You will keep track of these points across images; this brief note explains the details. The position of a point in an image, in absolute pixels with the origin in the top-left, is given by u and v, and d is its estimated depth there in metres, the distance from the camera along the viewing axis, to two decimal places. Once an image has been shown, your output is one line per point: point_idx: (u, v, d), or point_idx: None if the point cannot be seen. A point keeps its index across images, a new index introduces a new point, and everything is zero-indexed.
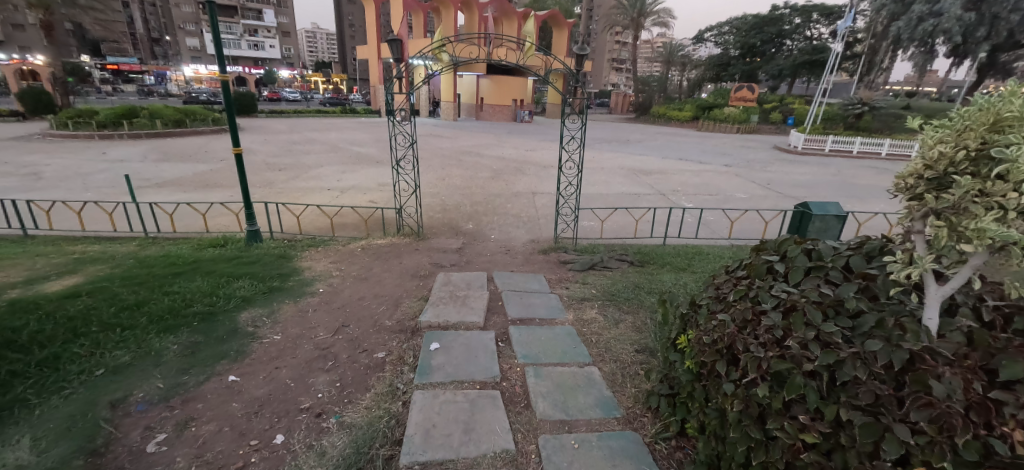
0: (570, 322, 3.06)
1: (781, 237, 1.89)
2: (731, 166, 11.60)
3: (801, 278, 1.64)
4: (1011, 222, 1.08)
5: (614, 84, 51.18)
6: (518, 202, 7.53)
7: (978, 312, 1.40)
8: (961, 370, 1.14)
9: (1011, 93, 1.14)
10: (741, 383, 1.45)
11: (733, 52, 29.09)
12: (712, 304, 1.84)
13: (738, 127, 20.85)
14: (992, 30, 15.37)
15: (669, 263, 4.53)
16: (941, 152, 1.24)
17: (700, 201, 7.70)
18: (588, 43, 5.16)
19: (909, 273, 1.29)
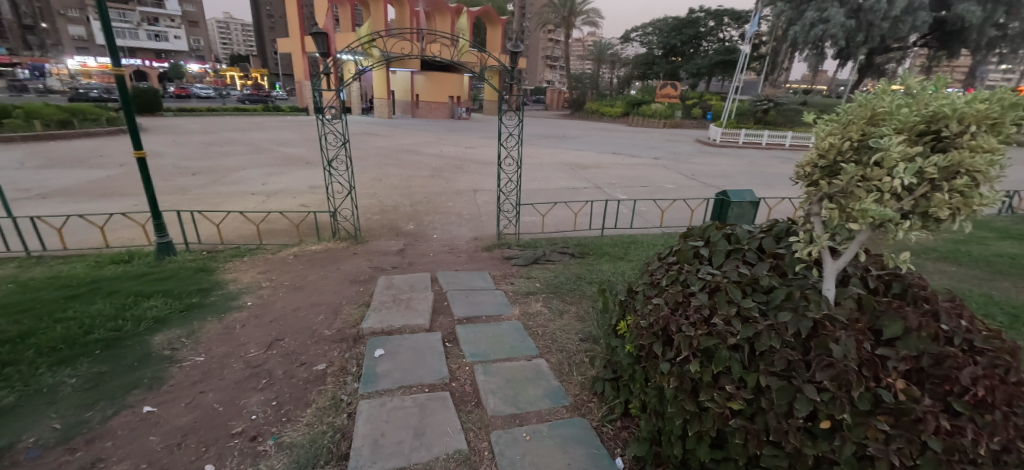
0: (516, 317, 3.11)
1: (704, 223, 2.06)
2: (660, 159, 12.31)
3: (722, 261, 1.81)
4: (888, 202, 1.26)
5: (549, 82, 52.35)
6: (459, 200, 7.49)
7: (864, 281, 1.62)
8: (854, 332, 1.31)
9: (882, 91, 1.33)
10: (676, 361, 1.54)
11: (657, 51, 30.83)
12: (647, 289, 1.95)
13: (665, 122, 22.32)
14: (868, 36, 17.43)
15: (608, 253, 4.74)
16: (831, 143, 1.41)
17: (633, 192, 8.11)
18: (521, 40, 5.22)
19: (809, 250, 1.47)
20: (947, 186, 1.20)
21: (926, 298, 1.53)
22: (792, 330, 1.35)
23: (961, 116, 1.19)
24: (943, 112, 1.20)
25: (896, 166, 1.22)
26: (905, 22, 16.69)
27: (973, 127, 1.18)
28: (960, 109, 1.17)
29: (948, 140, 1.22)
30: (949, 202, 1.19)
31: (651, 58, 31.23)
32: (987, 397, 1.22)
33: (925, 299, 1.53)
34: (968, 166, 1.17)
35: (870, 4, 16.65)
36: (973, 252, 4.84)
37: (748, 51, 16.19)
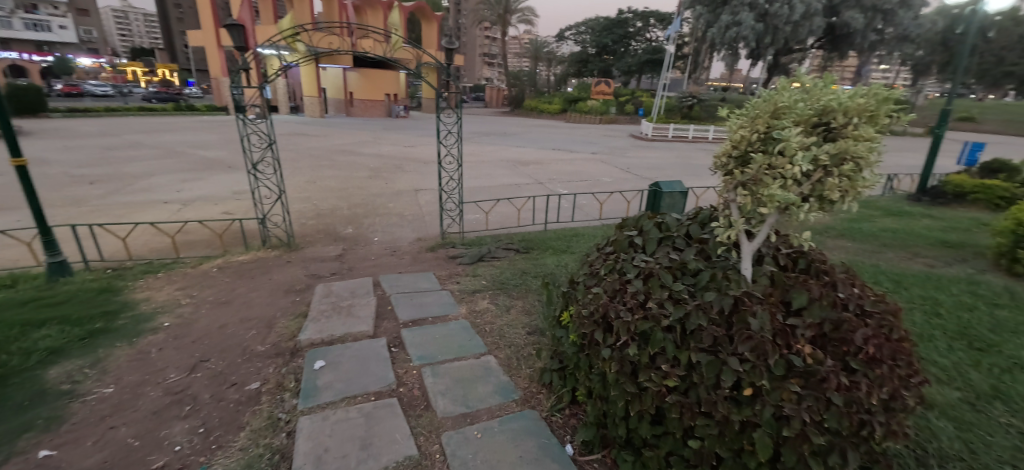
0: (463, 316, 3.09)
1: (638, 214, 2.17)
2: (597, 153, 12.78)
3: (655, 248, 1.93)
4: (791, 188, 1.40)
5: (487, 79, 52.40)
6: (400, 200, 7.30)
7: (776, 259, 1.80)
8: (768, 305, 1.44)
9: (782, 88, 1.47)
10: (616, 346, 1.61)
11: (590, 50, 31.95)
12: (587, 280, 2.03)
13: (600, 118, 23.11)
14: (774, 39, 19.14)
15: (552, 247, 4.84)
16: (742, 135, 1.54)
17: (574, 187, 8.35)
18: (456, 37, 5.16)
19: (729, 234, 1.60)
20: (837, 171, 1.36)
21: (826, 271, 1.72)
22: (716, 308, 1.47)
23: (845, 109, 1.35)
24: (831, 106, 1.35)
25: (796, 155, 1.36)
26: (804, 27, 18.51)
27: (854, 119, 1.34)
28: (843, 103, 1.33)
29: (836, 131, 1.38)
30: (837, 185, 1.36)
31: (585, 56, 32.28)
32: (875, 353, 1.41)
33: (826, 271, 1.73)
34: (853, 152, 1.33)
35: (775, 9, 18.29)
36: (864, 229, 5.51)
37: (673, 51, 17.18)
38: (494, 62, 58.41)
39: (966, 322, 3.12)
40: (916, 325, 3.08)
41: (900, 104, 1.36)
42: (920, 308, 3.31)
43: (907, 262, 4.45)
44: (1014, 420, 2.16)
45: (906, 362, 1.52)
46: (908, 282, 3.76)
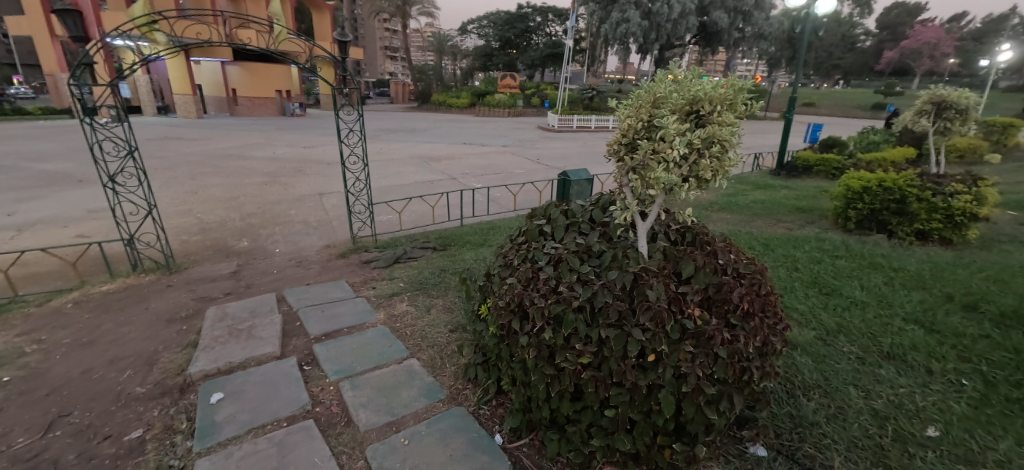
0: (381, 322, 2.98)
1: (545, 203, 2.27)
2: (508, 146, 13.00)
3: (563, 235, 2.04)
4: (672, 170, 1.55)
5: (390, 74, 50.43)
6: (303, 206, 6.77)
7: (667, 235, 2.01)
8: (662, 277, 1.60)
9: (659, 81, 1.61)
10: (533, 332, 1.65)
11: (494, 44, 32.22)
12: (502, 271, 2.06)
13: (508, 111, 23.47)
14: (659, 35, 20.95)
15: (470, 241, 4.85)
16: (629, 123, 1.67)
17: (488, 180, 8.42)
18: (348, 29, 4.87)
19: (626, 216, 1.74)
20: (708, 153, 1.54)
21: (708, 241, 1.96)
22: (619, 285, 1.59)
23: (710, 98, 1.52)
24: (700, 96, 1.52)
25: (675, 140, 1.51)
26: (682, 25, 20.50)
27: (718, 106, 1.52)
28: (708, 93, 1.50)
29: (705, 117, 1.55)
30: (709, 165, 1.54)
31: (489, 50, 32.50)
32: (749, 308, 1.65)
33: (708, 241, 1.97)
34: (719, 136, 1.52)
35: (657, 8, 20.02)
36: (740, 201, 6.33)
37: (572, 45, 18.00)
38: (396, 55, 56.37)
39: (816, 272, 3.75)
40: (781, 279, 3.64)
41: (750, 93, 1.59)
42: (783, 266, 3.91)
43: (773, 227, 5.20)
44: (853, 348, 2.66)
45: (773, 314, 1.79)
46: (773, 244, 4.41)
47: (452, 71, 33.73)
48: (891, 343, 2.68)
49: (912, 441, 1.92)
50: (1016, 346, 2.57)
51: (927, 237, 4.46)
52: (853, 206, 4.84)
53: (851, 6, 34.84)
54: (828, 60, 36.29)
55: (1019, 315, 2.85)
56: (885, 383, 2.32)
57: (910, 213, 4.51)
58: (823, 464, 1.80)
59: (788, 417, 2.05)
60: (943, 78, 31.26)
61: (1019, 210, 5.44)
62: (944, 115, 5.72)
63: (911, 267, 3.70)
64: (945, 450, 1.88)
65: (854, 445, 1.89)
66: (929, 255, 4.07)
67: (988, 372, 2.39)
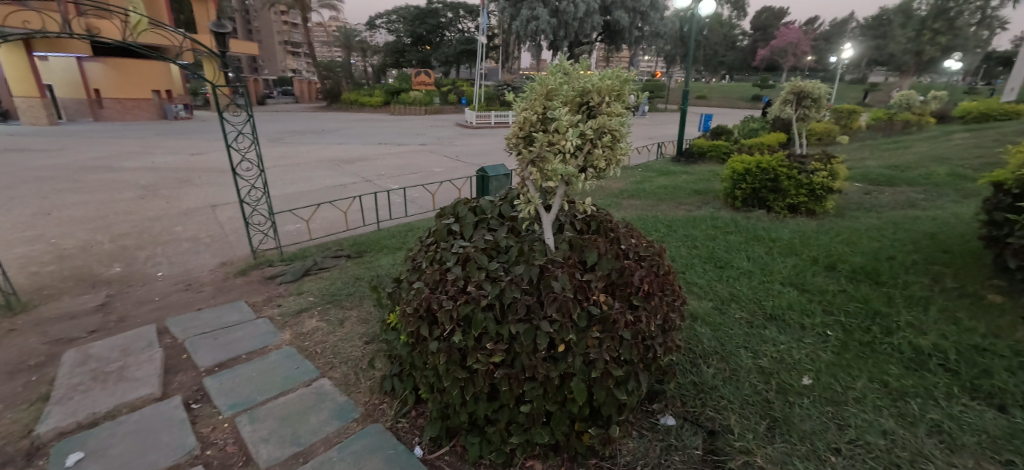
0: (287, 343, 2.72)
1: (454, 201, 2.22)
2: (426, 144, 12.69)
3: (472, 232, 2.01)
4: (569, 161, 1.58)
5: (293, 71, 46.80)
6: (191, 221, 6.00)
7: (574, 225, 2.06)
8: (567, 268, 1.63)
9: (551, 73, 1.61)
10: (443, 337, 1.58)
11: (405, 40, 31.25)
12: (410, 275, 1.96)
13: (425, 109, 22.90)
14: (568, 32, 21.77)
15: (386, 246, 4.63)
16: (524, 116, 1.66)
17: (405, 180, 8.14)
18: (225, 20, 4.30)
19: (529, 209, 1.75)
20: (599, 143, 1.57)
21: (612, 228, 2.06)
22: (526, 279, 1.59)
23: (597, 89, 1.56)
24: (588, 88, 1.55)
25: (567, 131, 1.53)
26: (588, 23, 21.49)
27: (606, 97, 1.57)
28: (596, 84, 1.54)
29: (595, 108, 1.59)
30: (602, 155, 1.58)
31: (400, 45, 31.45)
32: (650, 289, 1.74)
33: (611, 229, 2.06)
34: (609, 127, 1.56)
35: (564, 6, 20.77)
36: (649, 187, 6.79)
37: (484, 41, 18.04)
38: (298, 50, 52.41)
39: (713, 248, 4.13)
40: (683, 257, 3.96)
41: (635, 85, 1.66)
42: (685, 244, 4.25)
43: (676, 209, 5.65)
44: (743, 313, 2.97)
45: (672, 291, 1.92)
46: (676, 226, 4.77)
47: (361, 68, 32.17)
48: (773, 305, 3.03)
49: (791, 391, 2.18)
50: (865, 296, 3.03)
51: (797, 209, 5.11)
52: (739, 186, 5.41)
53: (730, 9, 39.13)
54: (715, 57, 40.40)
55: (866, 269, 3.37)
56: (769, 342, 2.61)
57: (783, 189, 5.14)
58: (722, 424, 1.97)
59: (692, 385, 2.22)
60: (804, 72, 36.28)
61: (864, 182, 6.45)
62: (804, 104, 6.60)
63: (785, 237, 4.21)
64: (817, 395, 2.15)
65: (746, 402, 2.09)
66: (799, 225, 4.66)
67: (846, 322, 2.79)
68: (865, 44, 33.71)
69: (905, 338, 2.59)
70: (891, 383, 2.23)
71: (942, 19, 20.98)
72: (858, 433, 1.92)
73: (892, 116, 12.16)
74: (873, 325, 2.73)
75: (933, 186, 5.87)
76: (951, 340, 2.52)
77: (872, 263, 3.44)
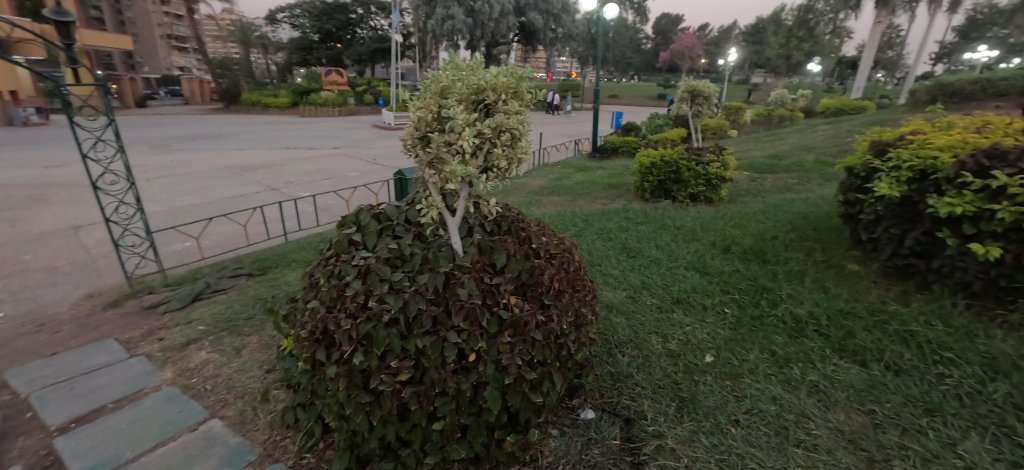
0: (169, 383, 2.35)
1: (356, 209, 2.07)
2: (340, 148, 11.96)
3: (375, 241, 1.88)
4: (469, 161, 1.52)
5: (179, 68, 41.68)
6: (44, 248, 5.04)
7: (484, 227, 2.01)
8: (474, 273, 1.58)
9: (444, 70, 1.55)
10: (344, 360, 1.45)
11: (312, 36, 29.27)
12: (306, 294, 1.79)
13: (337, 110, 21.64)
14: (484, 32, 21.80)
15: (293, 260, 4.23)
16: (420, 115, 1.57)
17: (315, 186, 7.57)
18: (66, 9, 3.54)
19: (432, 213, 1.67)
20: (498, 142, 1.53)
21: (522, 228, 2.05)
22: (431, 288, 1.52)
23: (493, 86, 1.52)
24: (482, 85, 1.51)
25: (464, 131, 1.48)
26: (504, 23, 21.70)
27: (502, 95, 1.53)
28: (490, 81, 1.51)
29: (491, 106, 1.54)
30: (502, 155, 1.55)
31: (307, 42, 29.41)
32: (559, 287, 1.75)
33: (521, 228, 2.05)
34: (507, 125, 1.52)
35: (478, 6, 20.77)
36: (569, 183, 6.99)
37: (399, 40, 17.47)
38: (185, 45, 46.83)
39: (626, 239, 4.33)
40: (599, 250, 4.11)
41: (532, 82, 1.64)
42: (602, 238, 4.41)
43: (593, 204, 5.88)
44: (653, 299, 3.14)
45: (583, 287, 1.96)
46: (592, 220, 4.93)
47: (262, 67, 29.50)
48: (679, 289, 3.24)
49: (696, 370, 2.33)
50: (755, 274, 3.35)
51: (697, 198, 5.55)
52: (647, 179, 5.77)
53: (634, 15, 41.93)
54: (623, 59, 43.06)
55: (754, 249, 3.74)
56: (676, 325, 2.78)
57: (684, 180, 5.54)
58: (637, 411, 2.05)
59: (609, 376, 2.29)
60: (700, 73, 39.94)
61: (751, 171, 7.20)
62: (697, 101, 7.21)
63: (689, 224, 4.53)
64: (718, 371, 2.33)
65: (656, 386, 2.20)
66: (700, 212, 5.04)
67: (740, 299, 3.07)
68: (746, 49, 37.99)
69: (787, 309, 2.90)
70: (777, 351, 2.49)
71: (804, 28, 24.28)
72: (753, 402, 2.10)
73: (771, 112, 13.77)
74: (761, 300, 3.03)
75: (805, 172, 6.71)
76: (822, 307, 2.87)
77: (759, 243, 3.82)
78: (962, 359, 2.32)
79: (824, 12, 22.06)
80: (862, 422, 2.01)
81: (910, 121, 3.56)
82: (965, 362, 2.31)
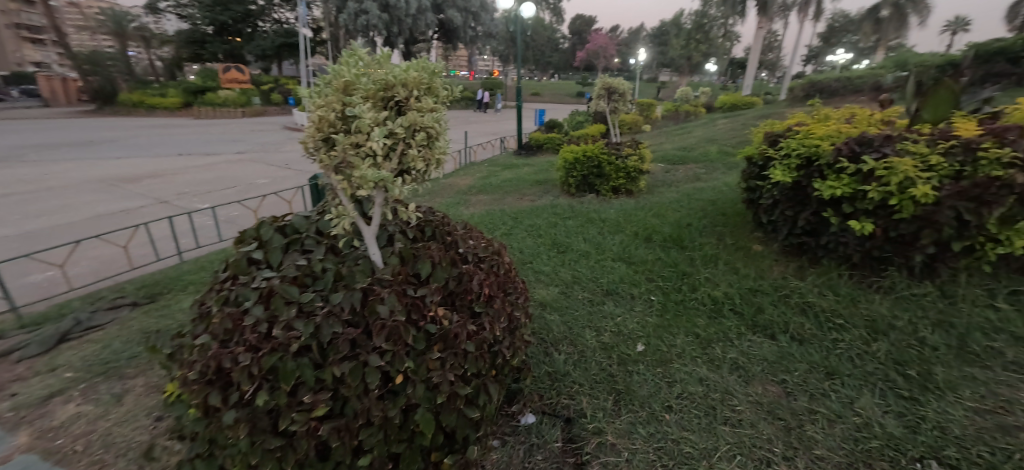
0: (24, 449, 1.93)
1: (256, 222, 1.84)
2: (245, 152, 10.91)
3: (281, 258, 1.68)
4: (382, 165, 1.39)
5: (34, 63, 35.48)
6: None
7: (406, 233, 1.88)
8: (395, 287, 1.49)
9: (346, 63, 1.39)
10: (245, 399, 1.29)
11: (206, 29, 26.42)
12: (197, 326, 1.55)
13: (241, 111, 19.82)
14: (401, 29, 21.07)
15: (190, 282, 3.73)
16: (320, 114, 1.40)
17: (216, 197, 6.80)
18: None
19: (344, 224, 1.52)
20: (412, 143, 1.41)
21: (448, 232, 1.97)
22: (347, 308, 1.40)
23: (403, 82, 1.40)
24: (391, 81, 1.38)
25: (372, 131, 1.34)
26: (421, 20, 21.15)
27: (414, 91, 1.42)
28: (398, 77, 1.38)
29: (402, 103, 1.42)
30: (418, 156, 1.44)
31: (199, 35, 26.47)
32: (490, 292, 1.72)
33: (447, 233, 1.96)
34: (422, 124, 1.42)
35: (394, 1, 20.03)
36: (497, 181, 6.96)
37: (308, 35, 16.31)
38: (41, 37, 39.94)
39: (555, 234, 4.37)
40: (529, 247, 4.10)
41: (446, 77, 1.54)
42: (532, 235, 4.41)
43: (521, 201, 5.89)
44: (584, 293, 3.19)
45: (514, 289, 1.93)
46: (521, 217, 4.92)
47: (146, 62, 25.66)
48: (607, 280, 3.32)
49: (629, 360, 2.39)
50: (675, 261, 3.53)
51: (618, 190, 5.77)
52: (571, 174, 5.92)
53: (550, 15, 43.07)
54: (543, 58, 44.07)
55: (672, 237, 3.95)
56: (608, 316, 2.84)
57: (605, 174, 5.74)
58: (576, 409, 2.06)
59: (547, 376, 2.27)
60: (614, 72, 42.07)
61: (665, 163, 7.67)
62: (614, 98, 7.51)
63: (612, 217, 4.69)
64: (648, 360, 2.40)
65: (593, 382, 2.22)
66: (622, 205, 5.24)
67: (663, 286, 3.22)
68: (653, 49, 40.73)
69: (704, 291, 3.08)
70: (700, 333, 2.63)
71: (701, 31, 26.53)
72: (683, 386, 2.19)
73: (678, 108, 14.84)
74: (681, 285, 3.20)
75: (710, 163, 7.27)
76: (735, 287, 3.09)
77: (676, 231, 4.04)
78: (851, 324, 2.61)
79: (716, 17, 24.25)
80: (776, 392, 2.17)
81: (795, 113, 3.95)
82: (853, 326, 2.60)
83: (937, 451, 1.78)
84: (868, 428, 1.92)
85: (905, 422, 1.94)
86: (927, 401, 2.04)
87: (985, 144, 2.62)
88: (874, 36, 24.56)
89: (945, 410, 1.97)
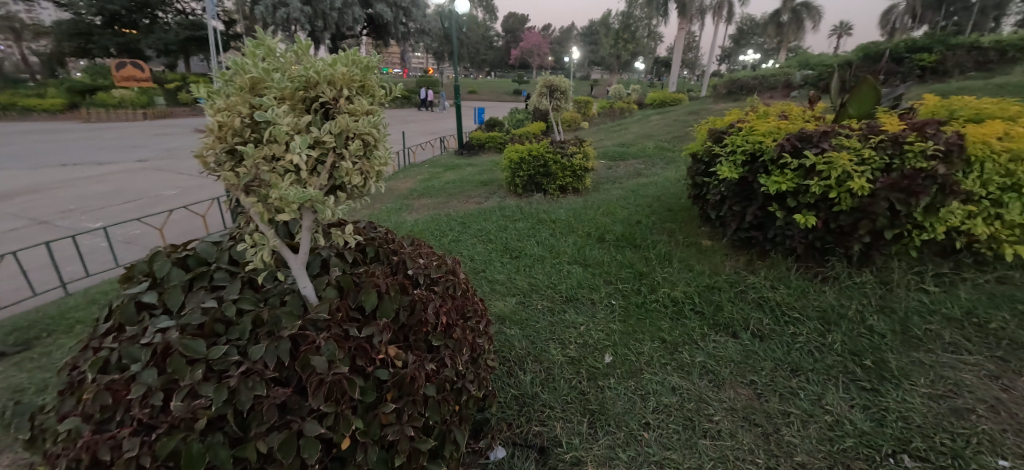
0: None
1: (148, 254, 1.48)
2: (147, 160, 9.64)
3: (181, 299, 1.33)
4: (307, 182, 1.12)
5: None
6: None
7: (344, 256, 1.59)
8: (333, 329, 1.22)
9: (251, 55, 1.10)
10: None
11: (92, 19, 23.15)
12: (65, 401, 1.19)
13: (141, 112, 17.70)
14: (326, 23, 19.82)
15: (78, 321, 3.10)
16: (221, 121, 1.10)
17: (113, 213, 5.90)
18: None
19: (262, 255, 1.21)
20: (344, 154, 1.15)
21: (394, 251, 1.70)
22: (272, 364, 1.11)
23: (329, 78, 1.13)
24: (313, 77, 1.11)
25: (292, 140, 1.06)
26: (348, 14, 20.06)
27: (344, 90, 1.15)
28: (322, 72, 1.11)
29: (329, 105, 1.16)
30: (353, 169, 1.18)
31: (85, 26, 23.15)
32: (448, 321, 1.48)
33: (393, 252, 1.69)
34: (356, 130, 1.15)
35: None
36: (439, 184, 6.63)
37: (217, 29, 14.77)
38: None
39: (507, 239, 4.17)
40: (480, 254, 3.87)
41: (381, 73, 1.29)
42: (482, 240, 4.18)
43: (466, 204, 5.62)
44: (543, 301, 3.02)
45: (474, 312, 1.70)
46: (469, 222, 4.67)
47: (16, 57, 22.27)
48: (566, 286, 3.17)
49: (598, 374, 2.25)
50: (630, 261, 3.46)
51: (565, 189, 5.70)
52: (517, 174, 5.75)
53: (482, 12, 42.67)
54: (478, 55, 43.59)
55: (625, 236, 3.90)
56: (570, 326, 2.69)
57: (552, 172, 5.63)
58: (550, 437, 1.88)
59: (514, 401, 2.08)
60: (548, 71, 42.61)
61: (605, 159, 7.75)
62: (555, 96, 7.45)
63: (563, 217, 4.57)
64: (619, 372, 2.27)
65: (565, 403, 2.05)
66: (571, 203, 5.15)
67: (623, 288, 3.13)
68: (584, 48, 41.79)
69: (663, 292, 3.03)
70: (666, 338, 2.55)
71: (628, 31, 27.48)
72: (657, 398, 2.08)
73: (612, 105, 15.23)
74: (640, 286, 3.13)
75: (648, 158, 7.43)
76: (694, 286, 3.06)
77: (628, 230, 4.00)
78: (805, 316, 2.65)
79: (641, 17, 25.26)
80: (747, 395, 2.13)
81: (733, 110, 4.03)
82: (807, 318, 2.63)
83: (906, 443, 1.80)
84: (840, 426, 1.91)
85: (872, 415, 1.96)
86: (887, 391, 2.08)
87: (910, 138, 2.76)
88: (777, 38, 26.89)
89: (905, 399, 2.02)
